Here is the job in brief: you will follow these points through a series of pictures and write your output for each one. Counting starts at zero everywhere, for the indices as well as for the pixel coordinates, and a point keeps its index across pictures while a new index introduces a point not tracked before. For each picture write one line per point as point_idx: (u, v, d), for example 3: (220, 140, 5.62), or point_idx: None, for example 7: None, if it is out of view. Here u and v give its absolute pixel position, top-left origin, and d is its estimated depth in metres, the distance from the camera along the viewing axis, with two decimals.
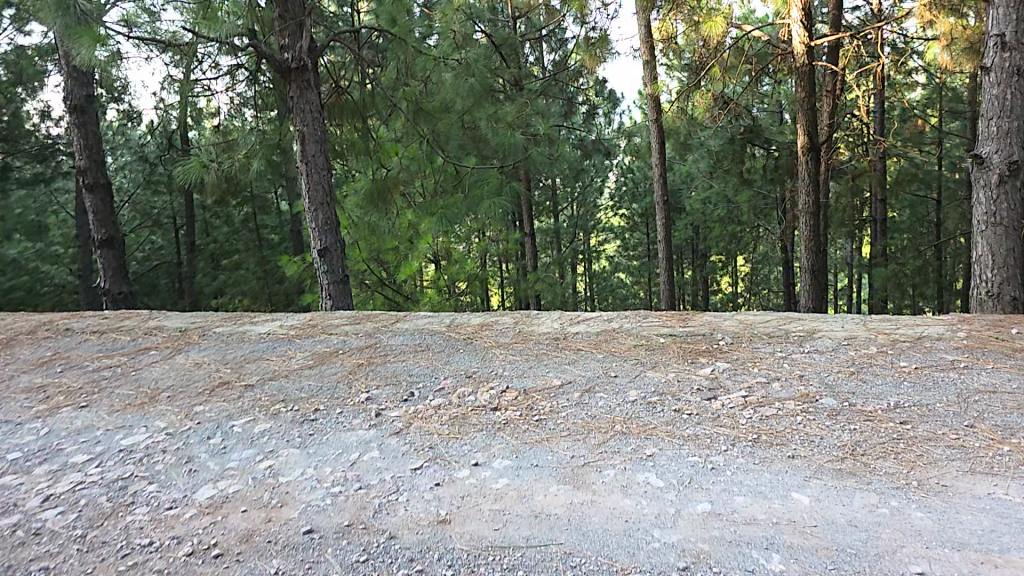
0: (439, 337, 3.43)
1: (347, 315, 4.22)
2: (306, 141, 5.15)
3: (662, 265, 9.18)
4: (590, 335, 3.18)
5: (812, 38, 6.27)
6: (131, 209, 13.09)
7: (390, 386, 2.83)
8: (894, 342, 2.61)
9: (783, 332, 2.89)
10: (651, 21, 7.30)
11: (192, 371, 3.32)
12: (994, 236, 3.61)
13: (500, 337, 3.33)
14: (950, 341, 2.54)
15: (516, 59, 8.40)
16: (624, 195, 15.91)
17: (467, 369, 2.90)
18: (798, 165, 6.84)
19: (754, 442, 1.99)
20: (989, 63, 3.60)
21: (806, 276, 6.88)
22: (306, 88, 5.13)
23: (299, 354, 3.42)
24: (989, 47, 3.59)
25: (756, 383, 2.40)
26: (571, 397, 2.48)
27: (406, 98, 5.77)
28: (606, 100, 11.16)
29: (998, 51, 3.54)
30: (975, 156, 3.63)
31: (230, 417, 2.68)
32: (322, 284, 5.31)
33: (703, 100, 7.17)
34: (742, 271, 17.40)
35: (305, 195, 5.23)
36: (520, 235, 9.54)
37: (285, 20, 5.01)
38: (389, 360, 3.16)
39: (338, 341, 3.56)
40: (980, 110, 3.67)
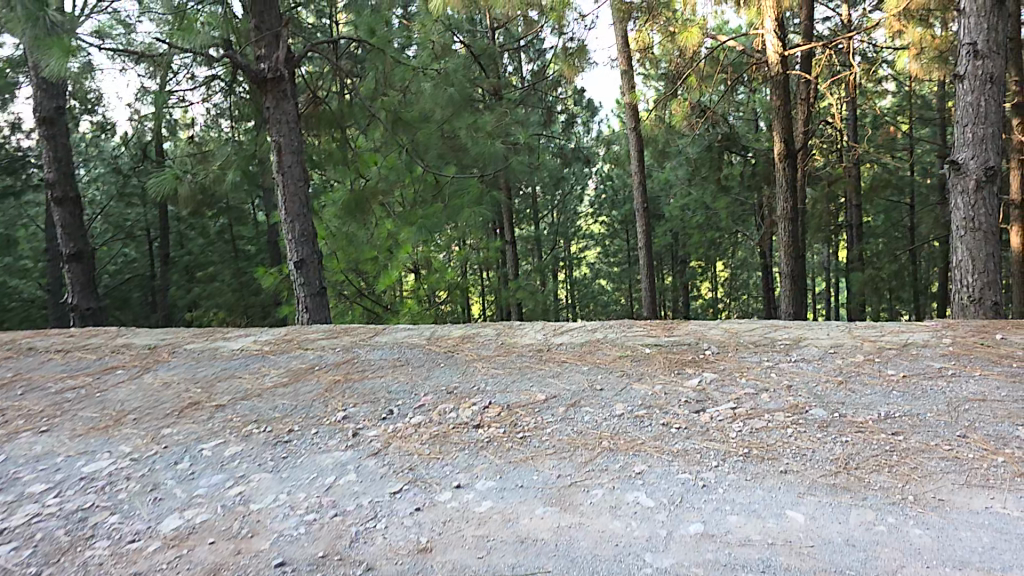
0: (419, 351, 3.33)
1: (324, 329, 4.10)
2: (282, 152, 5.03)
3: (643, 272, 9.17)
4: (573, 346, 3.11)
5: (786, 48, 6.29)
6: (102, 222, 12.77)
7: (368, 404, 2.72)
8: (881, 349, 2.58)
9: (768, 341, 2.85)
10: (628, 32, 7.29)
11: (160, 391, 3.18)
12: (973, 241, 3.63)
13: (481, 349, 3.24)
14: (936, 348, 2.52)
15: (494, 68, 8.37)
16: (603, 203, 15.97)
17: (448, 384, 2.81)
18: (776, 171, 6.89)
19: (745, 457, 1.93)
20: (962, 71, 3.62)
21: (786, 282, 6.91)
22: (282, 98, 5.00)
23: (274, 371, 3.30)
24: (962, 56, 3.61)
25: (744, 394, 2.35)
26: (556, 412, 2.40)
27: (385, 107, 5.69)
28: (584, 109, 11.20)
29: (971, 60, 3.56)
30: (952, 162, 3.65)
31: (199, 440, 2.55)
32: (299, 296, 5.17)
33: (680, 109, 7.28)
34: (722, 276, 17.52)
35: (281, 206, 5.11)
36: (500, 243, 9.47)
37: (261, 32, 4.95)
38: (367, 376, 3.05)
39: (315, 357, 3.44)
40: (955, 117, 3.70)
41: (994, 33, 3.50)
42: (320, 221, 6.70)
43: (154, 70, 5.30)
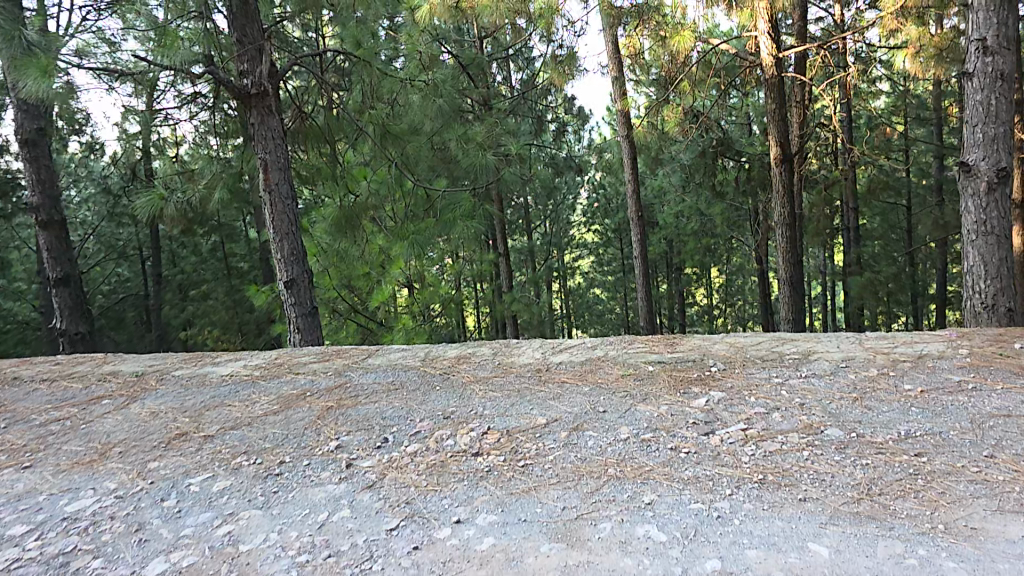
0: (414, 373, 3.22)
1: (315, 351, 3.98)
2: (269, 169, 4.93)
3: (640, 281, 9.05)
4: (574, 365, 3.00)
5: (780, 49, 6.28)
6: (95, 243, 12.62)
7: (362, 432, 2.60)
8: (894, 362, 2.49)
9: (777, 355, 2.75)
10: (618, 38, 7.23)
11: (147, 422, 3.04)
12: (985, 246, 3.54)
13: (478, 370, 3.13)
14: (951, 360, 2.43)
15: (483, 78, 8.33)
16: (596, 211, 15.93)
17: (445, 409, 2.69)
18: (771, 176, 6.83)
19: (761, 484, 1.82)
20: (971, 69, 3.54)
21: (784, 288, 6.82)
22: (267, 114, 4.91)
23: (263, 399, 3.17)
24: (971, 53, 3.53)
25: (754, 414, 2.24)
26: (558, 438, 2.29)
27: (371, 120, 5.62)
28: (575, 117, 11.15)
29: (980, 57, 3.48)
30: (962, 164, 3.57)
31: (186, 474, 2.42)
32: (290, 316, 5.05)
33: (673, 114, 7.28)
34: (718, 282, 17.45)
35: (269, 226, 5.00)
36: (494, 256, 9.36)
37: (243, 46, 4.83)
38: (360, 401, 2.93)
39: (306, 382, 3.32)
40: (963, 116, 3.62)
41: (1004, 28, 3.42)
42: (311, 238, 6.58)
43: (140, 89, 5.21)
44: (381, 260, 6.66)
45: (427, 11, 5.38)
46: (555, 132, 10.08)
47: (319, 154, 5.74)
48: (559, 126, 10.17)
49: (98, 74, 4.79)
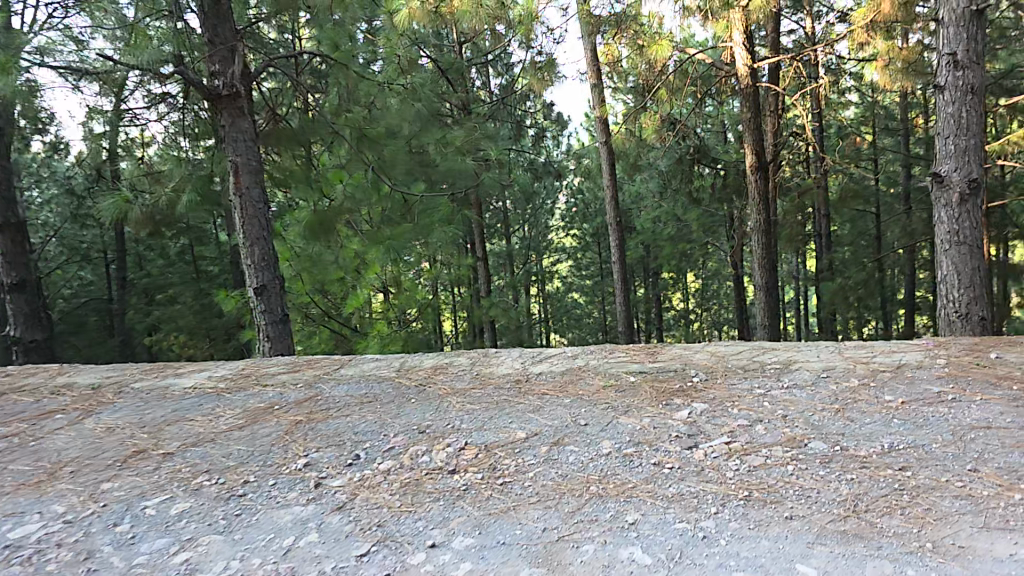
0: (388, 385, 3.12)
1: (285, 362, 3.86)
2: (239, 172, 4.78)
3: (618, 286, 9.03)
4: (554, 376, 2.93)
5: (755, 61, 6.32)
6: (59, 245, 12.20)
7: (333, 448, 2.49)
8: (875, 373, 2.47)
9: (758, 365, 2.72)
10: (597, 45, 7.20)
11: (104, 439, 2.89)
12: (959, 255, 3.58)
13: (456, 382, 3.04)
14: (930, 370, 2.42)
15: (462, 82, 8.24)
16: (573, 216, 15.93)
17: (420, 423, 2.60)
18: (747, 183, 6.86)
19: (746, 501, 1.76)
20: (943, 82, 3.59)
21: (760, 293, 6.85)
22: (238, 115, 4.77)
23: (230, 413, 3.04)
24: (942, 66, 3.58)
25: (737, 427, 2.20)
26: (538, 453, 2.22)
27: (347, 123, 5.40)
28: (554, 122, 11.11)
29: (951, 70, 3.53)
30: (935, 175, 3.60)
31: (143, 496, 2.28)
32: (259, 324, 4.89)
33: (650, 122, 7.26)
34: (693, 286, 17.60)
35: (239, 230, 4.84)
36: (472, 260, 9.25)
37: (215, 46, 4.70)
38: (332, 415, 2.83)
39: (275, 395, 3.20)
40: (935, 128, 3.67)
41: (974, 43, 3.47)
42: (283, 242, 6.39)
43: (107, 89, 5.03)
44: (356, 265, 6.40)
45: (406, 15, 5.29)
46: (533, 137, 10.03)
47: (291, 156, 5.56)
48: (538, 131, 10.12)
49: (62, 72, 4.61)
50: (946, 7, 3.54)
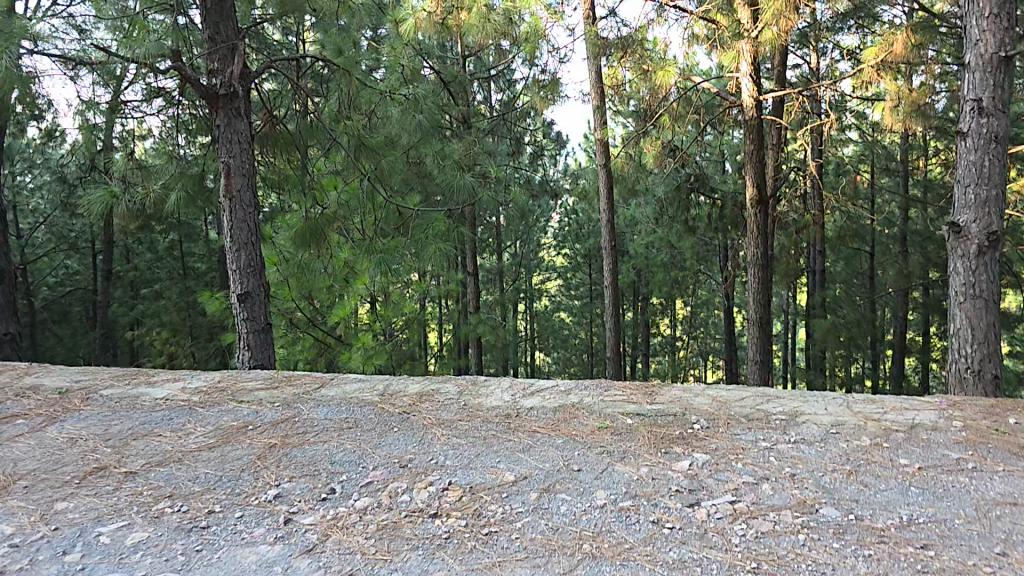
0: (370, 411, 2.94)
1: (264, 376, 3.67)
2: (231, 174, 4.60)
3: (609, 310, 8.86)
4: (547, 412, 2.77)
5: (761, 93, 6.13)
6: (46, 233, 11.94)
7: (306, 479, 2.30)
8: (887, 433, 2.34)
9: (762, 415, 2.57)
10: (602, 67, 7.12)
11: (63, 450, 2.67)
12: (974, 309, 3.47)
13: (442, 412, 2.87)
14: (947, 434, 2.30)
15: (464, 96, 8.13)
16: (566, 235, 15.82)
17: (401, 456, 2.42)
18: (747, 216, 6.72)
19: (756, 574, 1.59)
20: (966, 128, 3.50)
21: (755, 328, 6.70)
22: (235, 116, 4.59)
23: (199, 430, 2.83)
24: (966, 112, 3.50)
25: (742, 484, 2.04)
26: (527, 500, 2.04)
27: (347, 131, 5.24)
28: (552, 141, 10.99)
29: (976, 117, 3.45)
30: (953, 225, 3.51)
31: (97, 520, 2.07)
32: (241, 332, 4.70)
33: (653, 148, 7.11)
34: (681, 313, 17.48)
35: (227, 233, 4.66)
36: (462, 275, 9.05)
37: (215, 44, 4.54)
38: (309, 440, 2.64)
39: (250, 413, 3.00)
40: (956, 174, 3.58)
41: (1000, 90, 3.39)
42: (272, 245, 5.91)
43: (106, 80, 4.89)
44: (345, 274, 6.24)
45: (412, 24, 5.43)
46: (531, 154, 9.90)
47: (285, 160, 5.38)
48: (536, 149, 10.01)
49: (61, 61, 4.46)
50: (974, 51, 3.46)
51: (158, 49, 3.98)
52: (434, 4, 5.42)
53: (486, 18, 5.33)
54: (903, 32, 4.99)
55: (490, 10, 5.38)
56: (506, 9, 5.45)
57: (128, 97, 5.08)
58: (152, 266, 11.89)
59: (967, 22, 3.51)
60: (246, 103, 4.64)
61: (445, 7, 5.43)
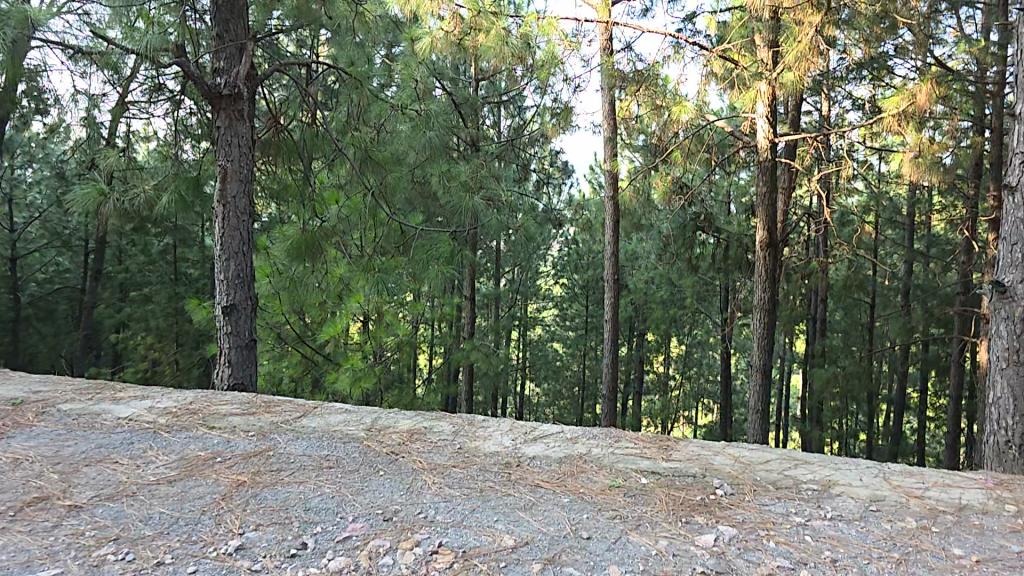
0: (354, 449, 2.65)
1: (240, 401, 3.35)
2: (227, 180, 4.32)
3: (607, 354, 8.46)
4: (550, 463, 2.49)
5: (776, 135, 5.90)
6: (36, 228, 11.62)
7: (276, 529, 1.95)
8: (934, 513, 2.09)
9: (792, 483, 2.31)
10: (617, 99, 7.01)
11: (5, 473, 2.33)
12: (1016, 376, 3.19)
13: (434, 455, 2.58)
14: (1000, 520, 2.05)
15: (475, 119, 7.98)
16: (565, 265, 15.57)
17: (386, 506, 2.11)
18: (756, 260, 6.32)
19: None
20: (1015, 182, 3.27)
21: (757, 375, 6.41)
22: (237, 119, 4.33)
23: (161, 459, 2.52)
24: (1016, 164, 3.27)
25: (776, 568, 1.75)
26: (528, 571, 1.71)
27: (355, 142, 4.98)
28: (557, 170, 10.84)
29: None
30: (997, 284, 3.26)
31: (25, 566, 1.69)
32: (221, 347, 4.37)
33: (661, 184, 6.89)
34: (676, 352, 17.26)
35: (216, 242, 4.38)
36: (459, 299, 8.80)
37: (223, 41, 4.32)
38: (282, 480, 2.32)
39: (219, 443, 2.69)
40: (1003, 230, 3.34)
41: None
42: (264, 256, 5.53)
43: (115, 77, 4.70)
44: (339, 291, 5.91)
45: (427, 44, 5.21)
46: (535, 182, 9.70)
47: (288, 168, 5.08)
48: (541, 177, 9.83)
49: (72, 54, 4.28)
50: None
51: (162, 41, 3.74)
52: (452, 23, 5.12)
53: (503, 40, 5.05)
54: (928, 84, 4.69)
55: (509, 33, 5.09)
56: (523, 35, 5.21)
57: (137, 96, 4.89)
58: (144, 270, 11.41)
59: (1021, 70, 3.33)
60: (249, 105, 4.39)
61: (463, 27, 5.12)
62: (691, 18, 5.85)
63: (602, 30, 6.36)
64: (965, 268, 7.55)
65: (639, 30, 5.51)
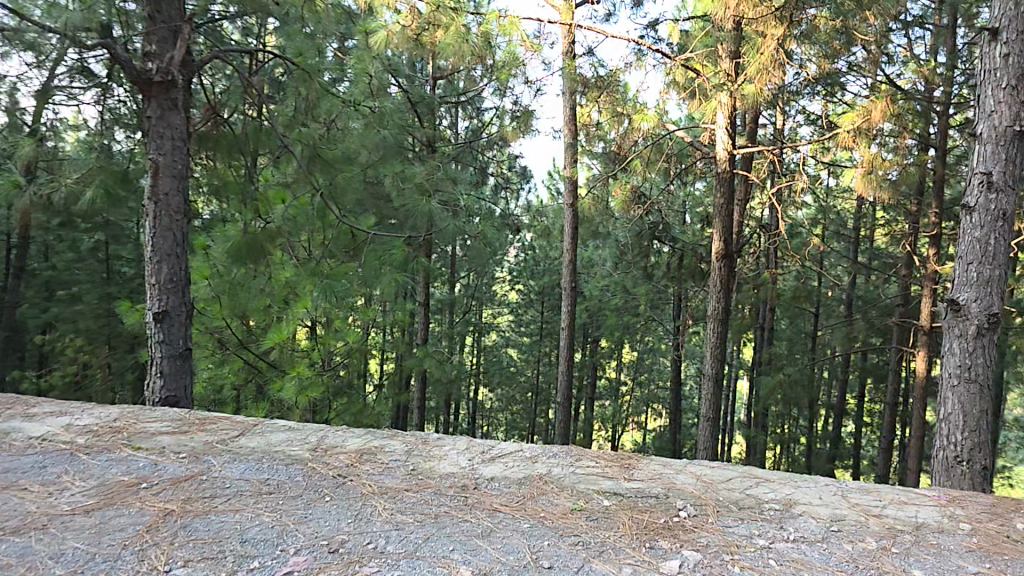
0: (298, 472, 2.47)
1: (172, 418, 3.10)
2: (158, 174, 4.02)
3: (562, 362, 8.39)
4: (509, 485, 2.38)
5: (734, 147, 6.02)
6: None
7: (205, 565, 1.76)
8: (894, 533, 2.08)
9: (754, 503, 2.27)
10: (577, 103, 6.98)
11: None
12: (967, 393, 3.38)
13: (385, 478, 2.43)
14: (956, 539, 2.05)
15: (432, 120, 7.80)
16: (521, 271, 15.50)
17: (331, 537, 1.95)
18: (710, 270, 6.39)
19: None
20: (973, 202, 3.44)
21: (708, 383, 6.49)
22: (170, 108, 4.04)
23: (77, 486, 2.27)
24: (976, 185, 3.44)
25: None
26: None
27: (301, 140, 4.71)
28: (516, 174, 10.79)
29: (985, 191, 3.39)
30: (952, 302, 3.43)
31: None
32: (152, 356, 4.07)
33: (621, 192, 6.94)
34: (628, 358, 17.48)
35: (146, 242, 4.07)
36: (413, 305, 8.60)
37: (155, 22, 3.99)
38: (215, 508, 2.13)
39: (146, 466, 2.47)
40: (958, 250, 3.52)
41: (1012, 166, 3.34)
42: (202, 257, 5.04)
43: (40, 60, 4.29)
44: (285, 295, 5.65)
45: (382, 37, 5.00)
46: (492, 186, 9.60)
47: (228, 164, 4.76)
48: (498, 182, 9.74)
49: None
50: (987, 123, 3.42)
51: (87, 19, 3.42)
52: (409, 17, 5.03)
53: (463, 38, 4.94)
54: (883, 101, 5.04)
55: (468, 31, 4.98)
56: (484, 33, 5.12)
57: (64, 82, 4.48)
58: (71, 267, 10.24)
59: (983, 91, 3.46)
60: (184, 95, 4.10)
61: (420, 23, 5.05)
62: (653, 26, 5.89)
63: (564, 34, 6.33)
64: (905, 281, 7.86)
65: (604, 35, 5.54)
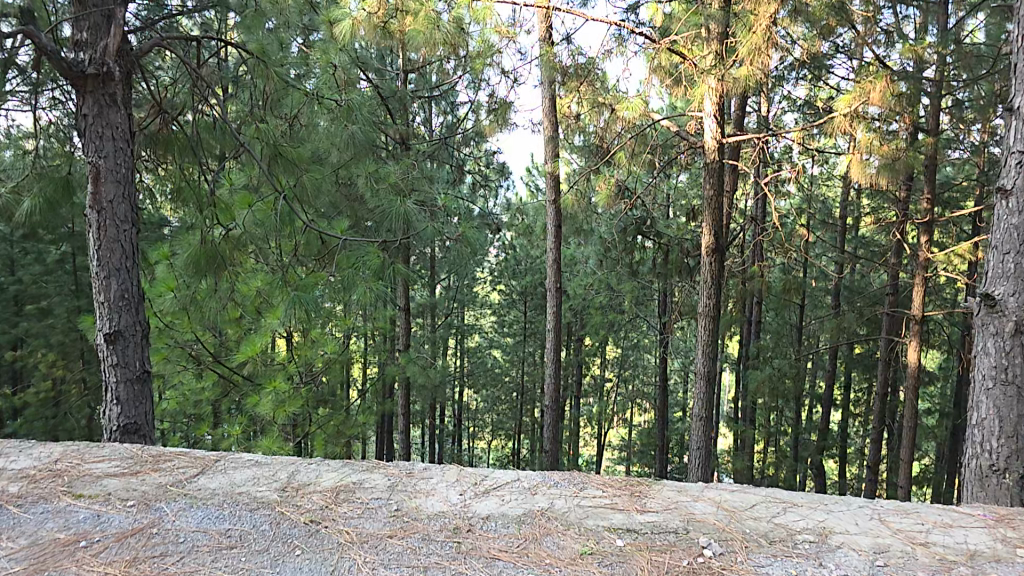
0: (264, 518, 2.15)
1: (121, 458, 2.75)
2: (100, 180, 3.64)
3: (549, 365, 8.06)
4: (508, 525, 2.10)
5: (723, 136, 5.79)
6: None
7: None
8: (947, 565, 1.83)
9: (785, 535, 2.00)
10: (556, 93, 6.73)
11: None
12: (1003, 397, 3.23)
13: (365, 522, 2.12)
14: (1016, 569, 1.82)
15: (404, 115, 7.42)
16: (502, 271, 15.15)
17: None
18: (701, 266, 6.16)
19: None
20: (1009, 185, 3.27)
21: (699, 382, 6.27)
22: (108, 104, 3.65)
23: (5, 547, 1.93)
24: (1012, 165, 3.26)
25: None
26: None
27: (260, 138, 4.33)
28: (494, 171, 10.48)
29: (1021, 172, 3.21)
30: (987, 297, 3.29)
31: None
32: (106, 381, 3.70)
33: (605, 186, 6.57)
34: (612, 355, 17.29)
35: (91, 255, 3.68)
36: (393, 310, 8.26)
37: (85, 7, 3.58)
38: (166, 569, 1.81)
39: (89, 520, 2.12)
40: (990, 239, 3.37)
41: None
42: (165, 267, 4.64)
43: None
44: (257, 305, 5.30)
45: (348, 27, 4.67)
46: (470, 184, 9.27)
47: (182, 167, 4.40)
48: (477, 179, 9.39)
49: None
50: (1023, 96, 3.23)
51: None
52: (377, 5, 4.62)
53: (433, 24, 4.60)
54: (881, 82, 4.79)
55: (440, 17, 4.65)
56: (456, 19, 4.79)
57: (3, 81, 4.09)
58: (38, 280, 8.30)
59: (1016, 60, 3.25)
60: (124, 90, 3.72)
61: (387, 9, 4.67)
62: (634, 8, 5.62)
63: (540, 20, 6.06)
64: (892, 268, 7.77)
65: (579, 17, 5.32)
